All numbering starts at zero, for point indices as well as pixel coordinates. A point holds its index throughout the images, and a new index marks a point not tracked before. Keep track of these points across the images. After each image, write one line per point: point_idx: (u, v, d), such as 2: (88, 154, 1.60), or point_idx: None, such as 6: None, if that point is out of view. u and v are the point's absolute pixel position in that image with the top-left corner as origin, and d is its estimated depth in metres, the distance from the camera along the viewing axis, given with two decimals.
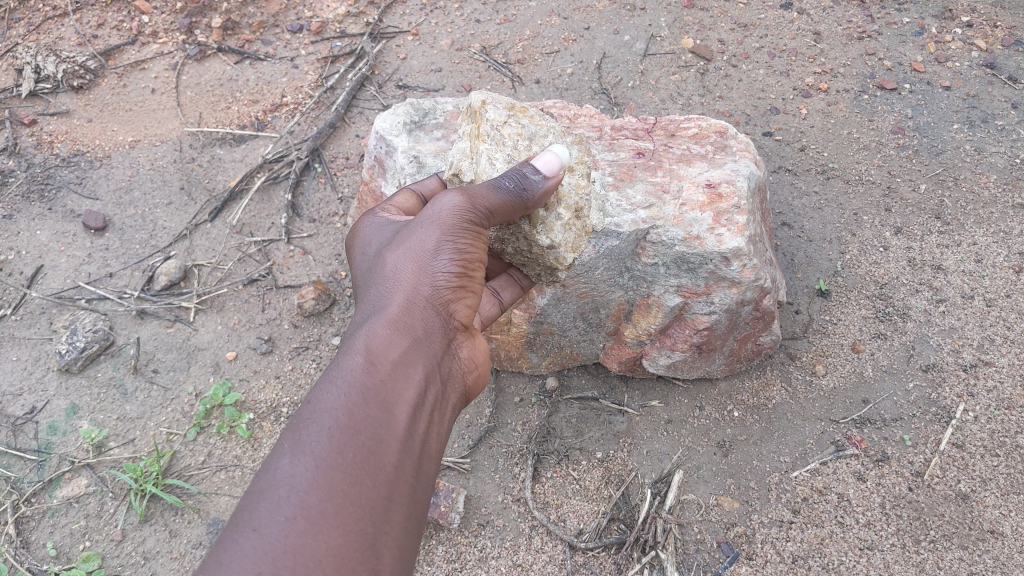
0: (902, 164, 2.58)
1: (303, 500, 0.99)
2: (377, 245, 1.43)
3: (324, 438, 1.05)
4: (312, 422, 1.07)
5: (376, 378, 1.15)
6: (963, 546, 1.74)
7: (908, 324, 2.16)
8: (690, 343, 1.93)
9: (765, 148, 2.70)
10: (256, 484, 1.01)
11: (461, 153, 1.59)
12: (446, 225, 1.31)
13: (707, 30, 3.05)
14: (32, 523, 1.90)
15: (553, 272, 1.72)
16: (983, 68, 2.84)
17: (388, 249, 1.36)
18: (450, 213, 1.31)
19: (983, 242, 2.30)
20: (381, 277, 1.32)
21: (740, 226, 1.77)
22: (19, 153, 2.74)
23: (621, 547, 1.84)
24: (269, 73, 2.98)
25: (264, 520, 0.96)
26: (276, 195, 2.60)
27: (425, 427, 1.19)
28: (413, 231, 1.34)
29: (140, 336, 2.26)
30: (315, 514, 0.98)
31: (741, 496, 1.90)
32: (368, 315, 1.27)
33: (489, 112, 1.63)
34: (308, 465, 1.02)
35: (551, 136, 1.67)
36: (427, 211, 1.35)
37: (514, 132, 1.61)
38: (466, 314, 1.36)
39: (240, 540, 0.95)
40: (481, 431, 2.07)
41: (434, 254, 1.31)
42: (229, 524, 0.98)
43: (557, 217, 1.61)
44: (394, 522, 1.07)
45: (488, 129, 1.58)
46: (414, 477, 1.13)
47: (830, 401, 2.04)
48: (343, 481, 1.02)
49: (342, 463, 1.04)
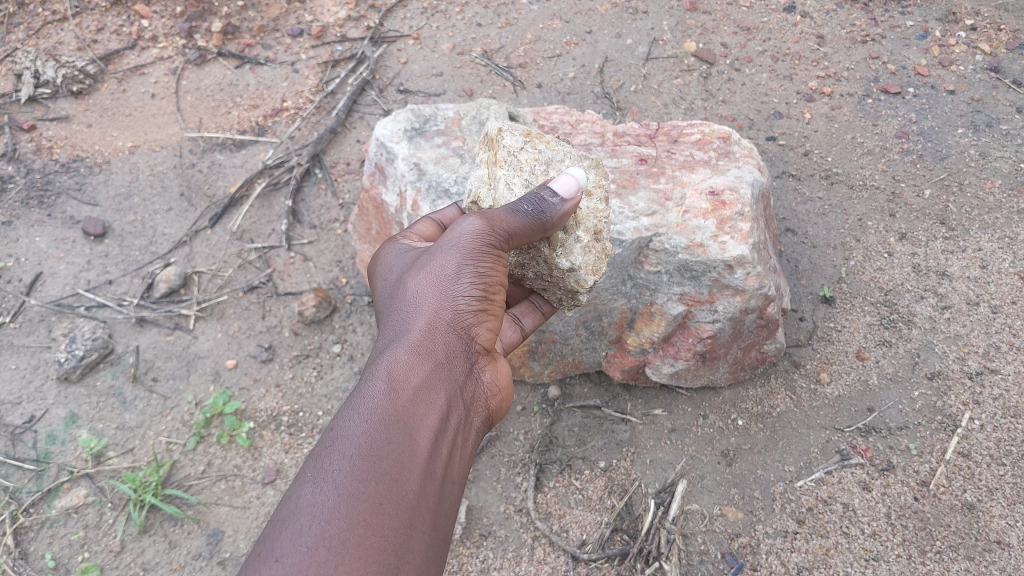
0: (907, 169, 2.56)
1: (324, 529, 0.97)
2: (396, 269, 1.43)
3: (347, 465, 1.04)
4: (334, 450, 1.07)
5: (398, 403, 1.15)
6: (970, 556, 1.72)
7: (913, 331, 2.14)
8: (693, 351, 1.91)
9: (769, 153, 2.68)
10: (279, 514, 1.01)
11: (478, 181, 1.58)
12: (467, 249, 1.29)
13: (710, 33, 3.03)
14: (30, 534, 1.89)
15: (576, 296, 1.59)
16: (988, 72, 2.82)
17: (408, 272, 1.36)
18: (470, 237, 1.29)
19: (988, 248, 2.28)
20: (399, 301, 1.32)
21: (744, 233, 1.76)
22: (18, 158, 2.72)
23: (624, 558, 1.82)
24: (269, 77, 2.96)
25: (286, 550, 0.95)
26: (277, 200, 2.59)
27: (448, 452, 1.18)
28: (433, 256, 1.33)
29: (139, 344, 2.25)
30: (336, 544, 0.96)
31: (745, 506, 1.88)
32: (387, 338, 1.27)
33: (507, 140, 1.60)
34: (329, 494, 1.01)
35: (569, 160, 1.56)
36: (446, 236, 1.34)
37: (530, 157, 1.56)
38: (488, 336, 1.35)
39: (262, 570, 0.93)
40: (483, 440, 2.06)
41: (455, 277, 1.30)
42: (252, 554, 0.97)
43: (576, 239, 1.50)
44: (416, 551, 1.05)
45: (505, 155, 1.56)
46: (436, 505, 1.11)
47: (835, 410, 2.02)
48: (365, 510, 1.01)
49: (364, 492, 1.02)
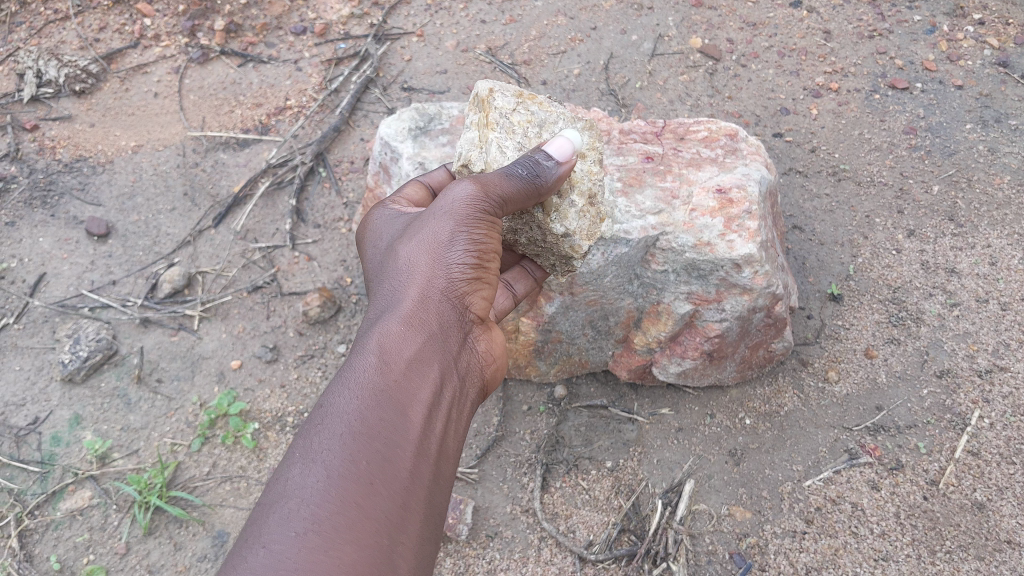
0: (915, 165, 2.54)
1: (314, 513, 0.96)
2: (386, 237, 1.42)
3: (338, 443, 1.03)
4: (324, 428, 1.06)
5: (390, 376, 1.14)
6: (980, 556, 1.71)
7: (921, 329, 2.12)
8: (700, 350, 1.89)
9: (775, 149, 2.66)
10: (267, 498, 0.99)
11: (470, 144, 1.55)
12: (460, 215, 1.30)
13: (715, 29, 3.01)
14: (35, 536, 1.89)
15: (568, 262, 1.66)
16: (996, 67, 2.79)
17: (399, 240, 1.36)
18: (464, 202, 1.30)
19: (997, 244, 2.26)
20: (391, 270, 1.32)
21: (751, 232, 1.74)
22: (21, 158, 2.72)
23: (632, 559, 1.81)
24: (272, 76, 2.95)
25: (276, 535, 0.94)
26: (281, 199, 2.58)
27: (442, 427, 1.18)
28: (426, 223, 1.33)
29: (143, 345, 2.24)
30: (327, 528, 0.95)
31: (753, 506, 1.87)
32: (379, 309, 1.27)
33: (501, 100, 1.58)
34: (319, 476, 0.99)
35: (562, 123, 1.59)
36: (439, 203, 1.34)
37: (523, 120, 1.57)
38: (482, 306, 1.35)
39: (251, 556, 0.92)
40: (489, 440, 2.05)
41: (449, 245, 1.30)
42: (240, 540, 0.95)
43: (570, 205, 1.57)
44: (411, 531, 1.04)
45: (497, 117, 1.54)
46: (431, 481, 1.11)
47: (843, 409, 2.01)
48: (357, 491, 1.00)
49: (355, 473, 1.01)
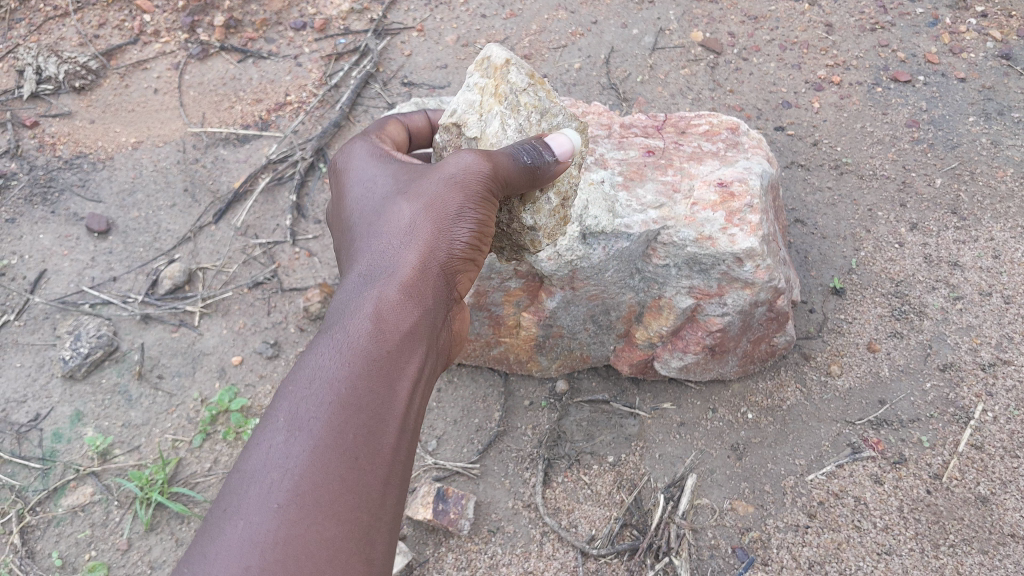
0: (917, 158, 2.53)
1: (297, 487, 0.96)
2: (371, 188, 1.39)
3: (324, 413, 1.03)
4: (310, 395, 1.05)
5: (379, 347, 1.14)
6: (984, 550, 1.70)
7: (924, 322, 2.11)
8: (702, 344, 1.89)
9: (777, 143, 2.64)
10: (247, 465, 0.98)
11: (470, 106, 1.59)
12: (467, 188, 1.28)
13: (717, 22, 3.00)
14: (36, 532, 1.89)
15: (520, 252, 1.65)
16: (999, 59, 2.78)
17: (391, 200, 1.33)
18: (470, 176, 1.28)
19: (1000, 237, 2.25)
20: (380, 230, 1.30)
21: (753, 226, 1.72)
22: (21, 155, 2.71)
23: (634, 554, 1.81)
24: (273, 71, 2.94)
25: (256, 506, 0.94)
26: (281, 195, 2.57)
27: (422, 403, 1.19)
28: (426, 189, 1.30)
29: (144, 341, 2.24)
30: (309, 502, 0.95)
31: (756, 500, 1.86)
32: (365, 271, 1.25)
33: (516, 78, 1.56)
34: (304, 446, 0.99)
35: (563, 117, 1.53)
36: (439, 169, 1.32)
37: (530, 102, 1.53)
38: (466, 283, 1.36)
39: (229, 528, 0.92)
40: (491, 435, 2.05)
41: (448, 216, 1.28)
42: (217, 509, 0.95)
43: (547, 201, 1.54)
44: (390, 506, 1.05)
45: (507, 92, 1.55)
46: (410, 457, 1.12)
47: (846, 403, 2.00)
48: (342, 466, 1.00)
49: (340, 446, 1.01)
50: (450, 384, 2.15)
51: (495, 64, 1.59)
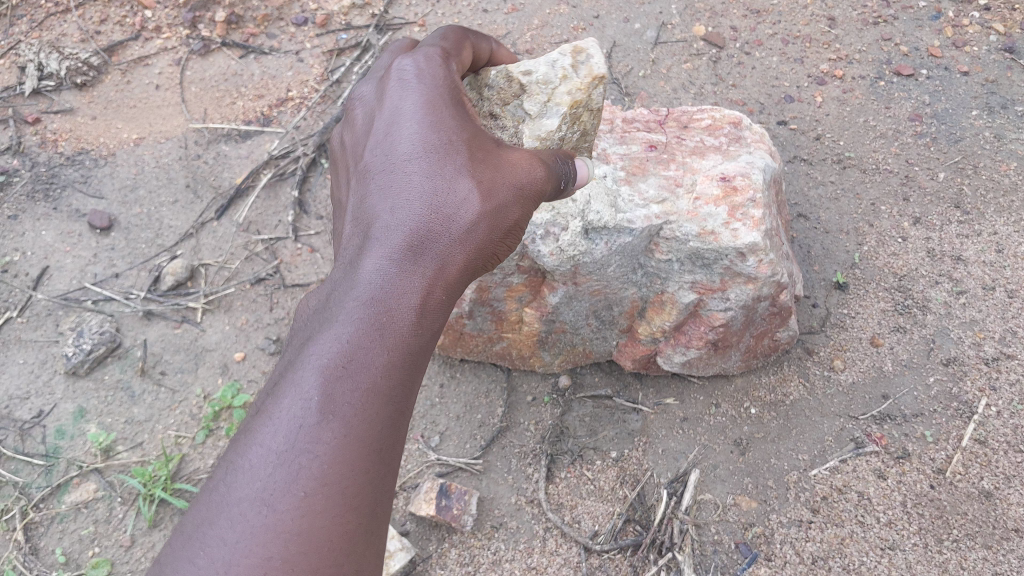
0: (920, 153, 2.52)
1: (323, 480, 0.93)
2: (429, 140, 1.18)
3: (357, 402, 0.98)
4: (343, 380, 0.99)
5: (415, 339, 1.07)
6: (987, 545, 1.70)
7: (928, 317, 2.11)
8: (705, 339, 1.88)
9: (780, 137, 2.63)
10: (273, 450, 0.94)
11: (544, 81, 1.59)
12: (524, 191, 1.21)
13: (719, 16, 2.98)
14: (40, 529, 1.89)
15: None
16: (1002, 53, 2.76)
17: (447, 170, 1.16)
18: (530, 182, 1.22)
19: (1004, 231, 2.24)
20: (429, 196, 1.15)
21: (756, 220, 1.71)
22: (23, 151, 2.71)
23: (637, 549, 1.81)
24: (274, 67, 2.94)
25: (280, 492, 0.92)
26: (283, 191, 2.57)
27: None
28: (490, 174, 1.17)
29: (147, 338, 2.24)
30: (333, 495, 0.93)
31: (759, 495, 1.86)
32: (403, 242, 1.12)
33: (597, 101, 1.62)
34: (335, 436, 0.95)
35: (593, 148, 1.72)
36: (506, 165, 1.21)
37: (586, 124, 1.64)
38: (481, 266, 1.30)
39: (252, 513, 0.91)
40: (494, 431, 2.05)
41: (502, 210, 1.18)
42: (237, 491, 0.93)
43: None
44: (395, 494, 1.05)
45: (583, 103, 1.60)
46: None
47: (849, 397, 1.99)
48: (368, 463, 0.97)
49: (368, 441, 0.97)
50: (453, 380, 2.14)
51: (594, 71, 1.59)
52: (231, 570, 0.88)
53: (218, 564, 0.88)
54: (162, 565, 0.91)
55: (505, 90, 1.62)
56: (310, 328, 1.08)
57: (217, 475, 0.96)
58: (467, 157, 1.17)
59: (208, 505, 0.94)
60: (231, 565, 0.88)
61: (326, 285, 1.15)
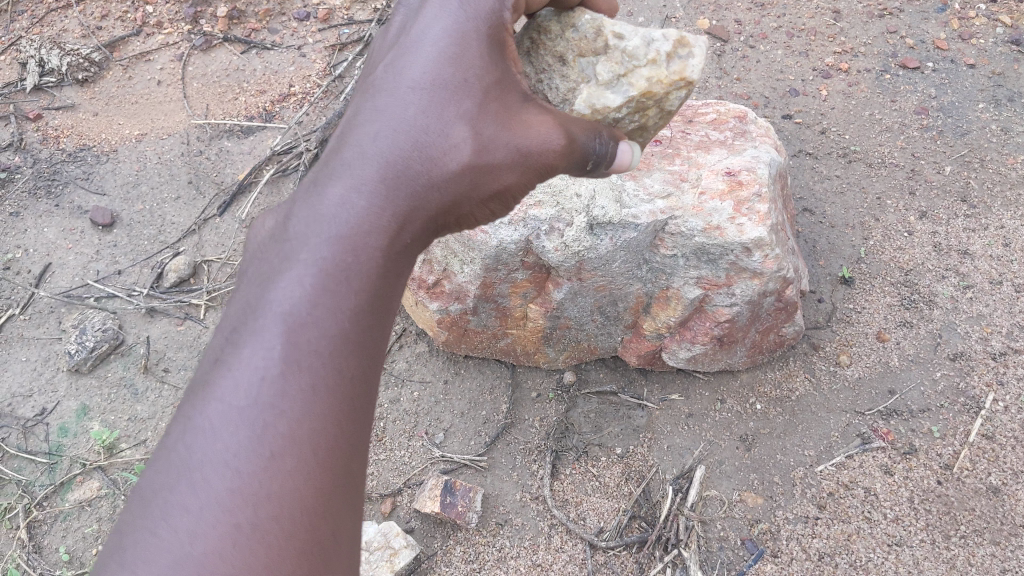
0: (927, 146, 2.50)
1: (291, 434, 0.86)
2: (439, 77, 1.05)
3: (324, 350, 0.92)
4: (308, 328, 0.92)
5: (385, 286, 1.00)
6: (995, 541, 1.69)
7: (934, 311, 2.09)
8: (710, 335, 1.87)
9: (784, 131, 2.61)
10: (233, 406, 0.87)
11: (629, 49, 1.27)
12: (528, 149, 1.08)
13: (723, 10, 2.97)
14: (43, 527, 1.89)
15: None
16: (1009, 45, 2.74)
17: (444, 112, 1.04)
18: (540, 143, 1.08)
19: (1011, 225, 2.23)
20: (419, 140, 1.04)
21: (761, 215, 1.69)
22: (25, 148, 2.71)
23: (643, 546, 1.80)
24: (276, 62, 2.92)
25: (245, 452, 0.84)
26: (285, 187, 2.55)
27: None
28: (494, 125, 1.06)
29: (150, 335, 2.23)
30: (305, 452, 0.86)
31: (765, 492, 1.85)
32: (380, 184, 1.02)
33: (672, 103, 1.30)
34: (302, 387, 0.89)
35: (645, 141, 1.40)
36: (519, 121, 1.07)
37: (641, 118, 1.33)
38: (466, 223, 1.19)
39: (212, 476, 0.84)
40: (499, 427, 2.04)
41: (498, 167, 1.07)
42: (197, 451, 0.85)
43: None
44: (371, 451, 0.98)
45: (650, 99, 1.27)
46: None
47: (856, 393, 1.98)
48: (341, 415, 0.90)
49: (339, 391, 0.91)
50: (457, 376, 2.14)
51: (686, 74, 1.23)
52: (197, 541, 0.80)
53: (182, 536, 0.81)
54: (119, 537, 0.83)
55: (588, 40, 1.31)
56: (269, 265, 0.99)
57: (175, 435, 0.88)
58: (477, 103, 1.04)
59: (167, 469, 0.86)
60: (196, 537, 0.80)
61: (285, 214, 1.05)
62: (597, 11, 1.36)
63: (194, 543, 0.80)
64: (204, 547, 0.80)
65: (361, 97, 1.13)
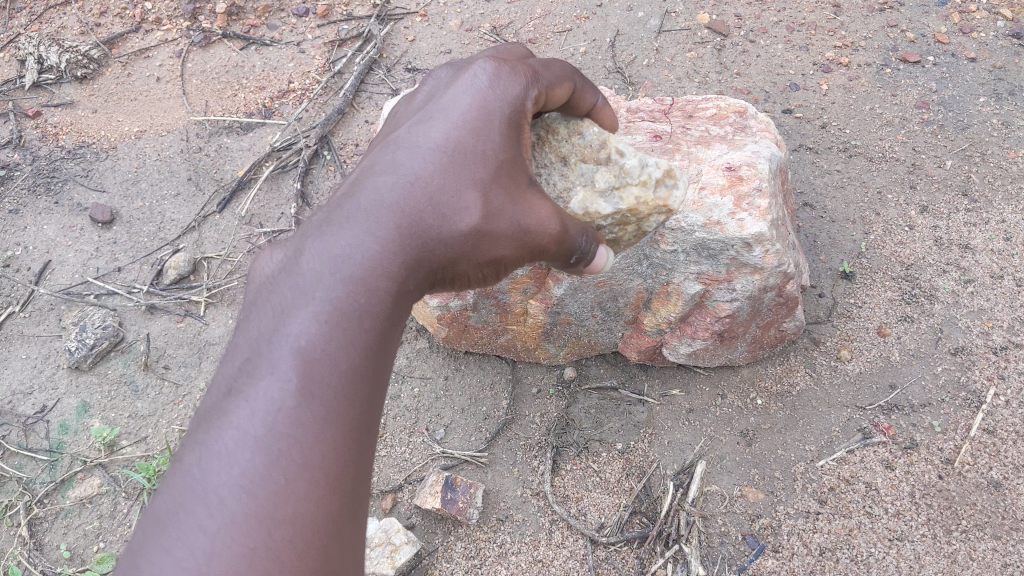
0: (928, 140, 2.49)
1: (304, 459, 0.86)
2: (458, 142, 1.09)
3: (337, 382, 0.92)
4: (323, 362, 0.93)
5: (390, 328, 1.01)
6: (997, 535, 1.69)
7: (935, 306, 2.09)
8: (711, 330, 1.87)
9: (785, 126, 2.61)
10: (248, 433, 0.87)
11: (626, 171, 1.52)
12: (528, 224, 1.12)
13: (723, 5, 2.96)
14: (44, 524, 1.89)
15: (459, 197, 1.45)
16: (1010, 38, 2.73)
17: (458, 175, 1.08)
18: (539, 220, 1.12)
19: (1012, 219, 2.22)
20: (433, 197, 1.07)
21: (762, 211, 1.69)
22: (24, 145, 2.71)
23: (644, 541, 1.80)
24: (276, 58, 2.91)
25: (260, 477, 0.84)
26: (285, 183, 2.54)
27: None
28: (501, 197, 1.10)
29: (150, 332, 2.23)
30: (318, 477, 0.86)
31: (766, 487, 1.85)
32: (393, 231, 1.04)
33: (650, 223, 1.60)
34: (317, 415, 0.89)
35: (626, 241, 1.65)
36: (524, 196, 1.12)
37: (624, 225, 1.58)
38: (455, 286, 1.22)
39: (228, 498, 0.83)
40: (499, 423, 2.04)
41: (499, 237, 1.10)
42: (209, 475, 0.84)
43: None
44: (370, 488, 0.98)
45: (635, 215, 1.55)
46: None
47: (857, 387, 1.98)
48: (351, 448, 0.91)
49: (349, 422, 0.92)
50: (458, 372, 2.14)
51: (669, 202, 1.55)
52: (213, 562, 0.78)
53: (197, 557, 0.79)
54: (130, 560, 0.81)
55: (591, 149, 1.51)
56: (281, 298, 1.00)
57: (187, 459, 0.87)
58: (491, 172, 1.09)
59: (180, 490, 0.84)
60: (212, 558, 0.79)
61: (297, 248, 1.05)
62: (601, 126, 1.50)
63: (211, 564, 0.78)
64: (220, 568, 0.78)
65: (380, 149, 1.16)
